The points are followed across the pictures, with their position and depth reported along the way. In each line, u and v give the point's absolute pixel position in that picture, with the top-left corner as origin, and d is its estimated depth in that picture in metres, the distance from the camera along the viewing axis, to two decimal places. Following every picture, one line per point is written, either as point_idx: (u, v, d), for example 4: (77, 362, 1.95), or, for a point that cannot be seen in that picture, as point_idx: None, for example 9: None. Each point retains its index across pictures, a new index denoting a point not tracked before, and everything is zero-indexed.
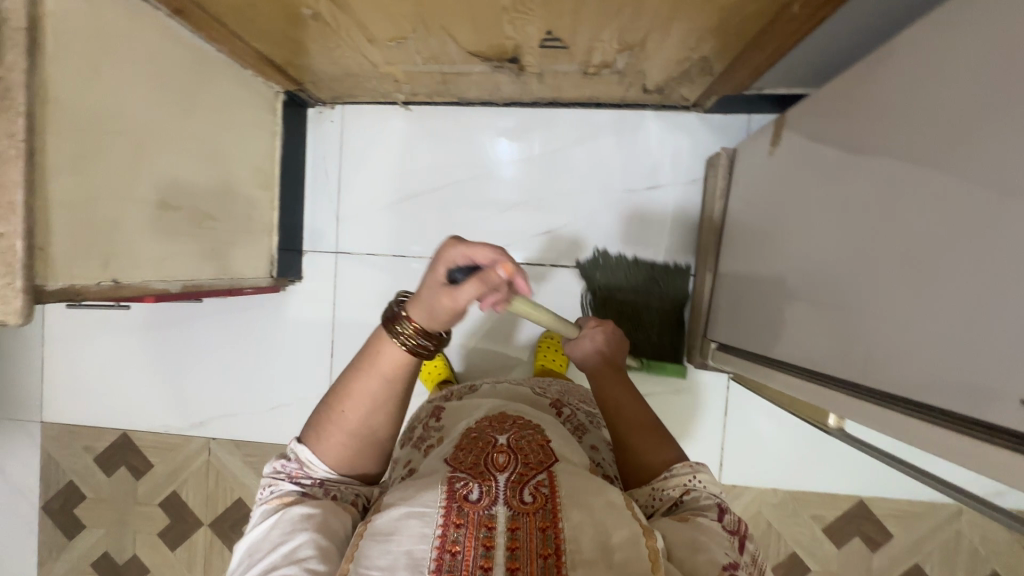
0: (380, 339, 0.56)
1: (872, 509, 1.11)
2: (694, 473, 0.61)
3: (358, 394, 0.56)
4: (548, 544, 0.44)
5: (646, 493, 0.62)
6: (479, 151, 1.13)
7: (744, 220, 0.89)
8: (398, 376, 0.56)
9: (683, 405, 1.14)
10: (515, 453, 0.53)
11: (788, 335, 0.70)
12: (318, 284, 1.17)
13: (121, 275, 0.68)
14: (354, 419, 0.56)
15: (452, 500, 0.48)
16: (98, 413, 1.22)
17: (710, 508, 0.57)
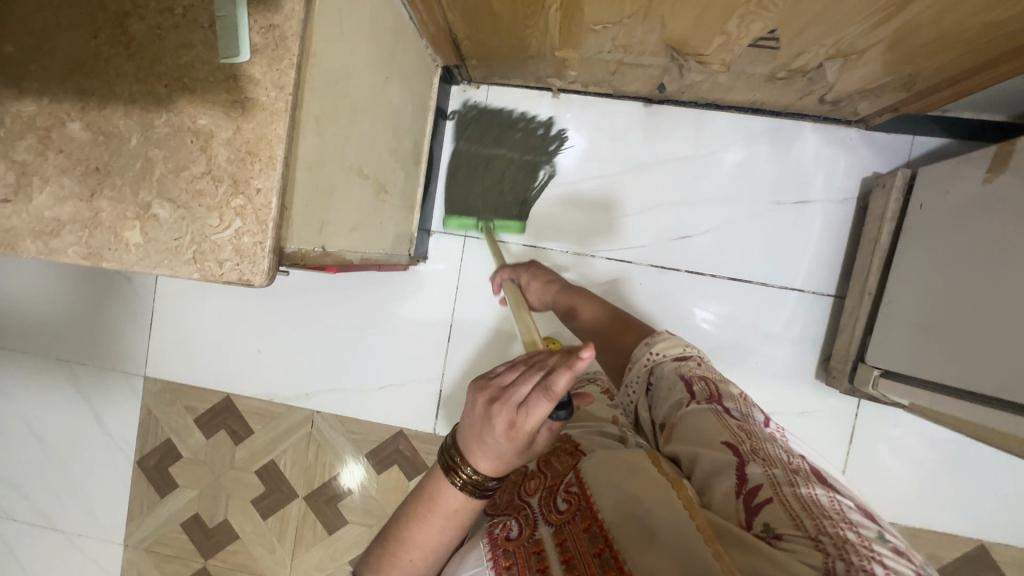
0: (439, 490, 0.58)
1: (992, 553, 1.07)
2: (649, 348, 0.70)
3: (416, 543, 0.59)
4: (597, 542, 0.49)
5: (625, 392, 0.71)
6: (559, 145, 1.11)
7: (927, 248, 0.86)
8: (458, 525, 0.59)
9: (807, 428, 1.09)
10: (544, 474, 0.63)
11: (1015, 372, 0.67)
12: (442, 266, 1.14)
13: (327, 242, 0.65)
14: (416, 562, 0.60)
15: (497, 546, 0.56)
16: (203, 373, 1.20)
17: (681, 388, 0.61)
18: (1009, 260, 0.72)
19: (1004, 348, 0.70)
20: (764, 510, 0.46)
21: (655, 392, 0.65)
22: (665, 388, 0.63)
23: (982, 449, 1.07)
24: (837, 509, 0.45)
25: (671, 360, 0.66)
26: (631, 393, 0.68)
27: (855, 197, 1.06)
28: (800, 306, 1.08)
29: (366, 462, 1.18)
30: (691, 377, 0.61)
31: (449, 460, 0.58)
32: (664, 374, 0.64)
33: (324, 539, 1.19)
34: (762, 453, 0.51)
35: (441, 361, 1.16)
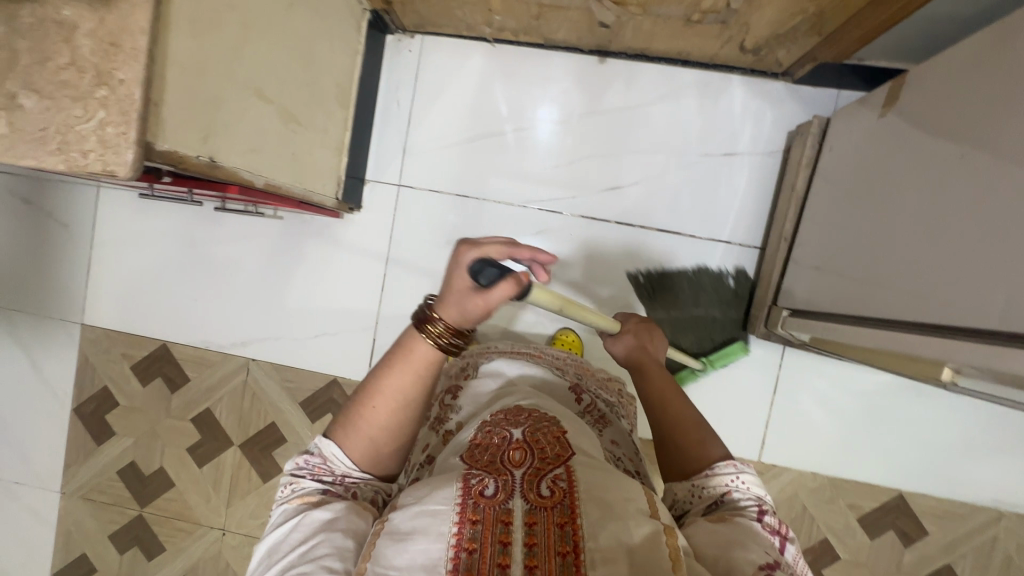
0: (412, 338, 0.58)
1: (910, 504, 1.10)
2: (736, 472, 0.61)
3: (383, 393, 0.58)
4: (566, 542, 0.44)
5: (685, 488, 0.63)
6: (528, 118, 1.11)
7: (834, 187, 0.87)
8: (428, 378, 0.58)
9: (733, 379, 1.11)
10: (531, 449, 0.53)
11: (886, 292, 0.69)
12: (378, 215, 1.15)
13: (217, 155, 0.66)
14: (382, 416, 0.59)
15: (468, 496, 0.48)
16: (140, 321, 1.21)
17: (750, 509, 0.57)
18: (890, 188, 0.73)
19: (879, 271, 0.71)
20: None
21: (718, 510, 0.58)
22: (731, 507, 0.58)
23: (903, 402, 1.09)
24: None
25: (753, 494, 0.59)
26: (685, 490, 0.62)
27: (781, 150, 1.07)
28: (726, 258, 1.09)
29: (301, 411, 1.18)
30: (764, 505, 0.57)
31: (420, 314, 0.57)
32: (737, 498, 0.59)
33: (259, 487, 1.20)
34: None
35: (376, 310, 1.16)
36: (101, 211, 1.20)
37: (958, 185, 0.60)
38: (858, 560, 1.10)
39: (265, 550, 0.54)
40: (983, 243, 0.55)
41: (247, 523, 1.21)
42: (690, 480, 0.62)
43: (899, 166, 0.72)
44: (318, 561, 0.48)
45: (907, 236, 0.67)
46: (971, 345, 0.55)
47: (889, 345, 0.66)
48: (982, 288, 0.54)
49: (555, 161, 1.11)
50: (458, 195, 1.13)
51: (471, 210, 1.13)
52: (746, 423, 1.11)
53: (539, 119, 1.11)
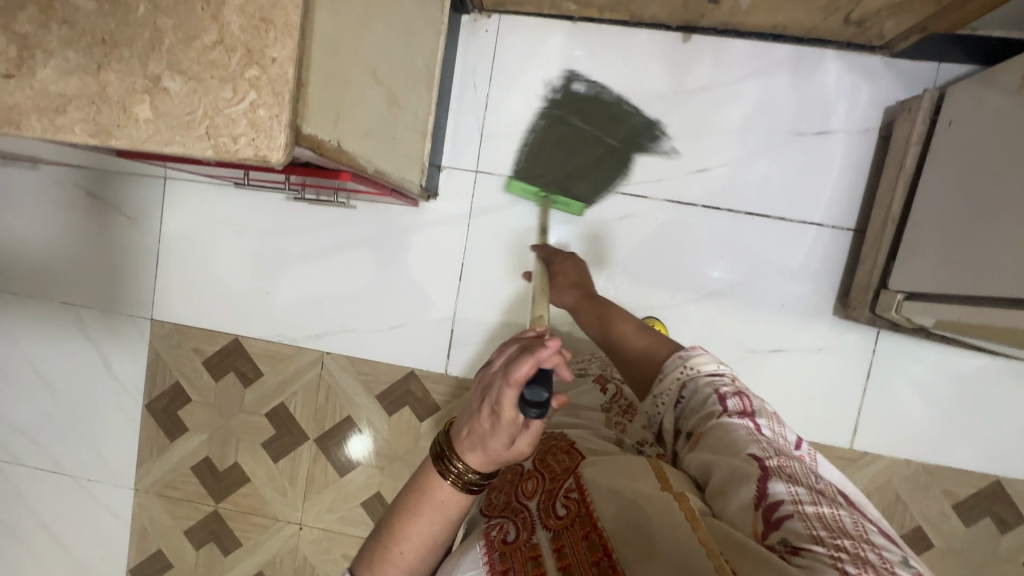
0: (437, 482, 0.56)
1: (1008, 490, 1.07)
2: (683, 362, 0.70)
3: (413, 538, 0.56)
4: (596, 549, 0.49)
5: (652, 403, 0.71)
6: (550, 101, 1.08)
7: (956, 167, 0.83)
8: (455, 517, 0.57)
9: (824, 365, 1.08)
10: (542, 474, 0.63)
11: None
12: (454, 202, 1.12)
13: (344, 139, 0.62)
14: (411, 559, 0.57)
15: (493, 549, 0.53)
16: (211, 315, 1.19)
17: (713, 401, 0.63)
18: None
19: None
20: (784, 525, 0.46)
21: (685, 405, 0.66)
22: (698, 401, 0.65)
23: (1001, 385, 1.06)
24: (857, 528, 0.46)
25: (705, 374, 0.67)
26: (659, 404, 0.69)
27: (876, 127, 1.03)
28: (818, 240, 1.06)
29: (377, 403, 1.17)
30: (721, 389, 0.63)
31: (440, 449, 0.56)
32: (698, 390, 0.66)
33: (335, 481, 1.19)
34: (787, 470, 0.52)
35: (454, 299, 1.14)
36: (168, 204, 1.18)
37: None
38: (953, 547, 1.08)
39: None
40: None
41: (324, 517, 1.19)
42: (653, 393, 0.72)
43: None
44: None
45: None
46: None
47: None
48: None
49: (639, 143, 1.08)
50: (537, 180, 1.10)
51: (552, 195, 1.10)
52: (838, 409, 1.08)
53: (566, 105, 1.08)
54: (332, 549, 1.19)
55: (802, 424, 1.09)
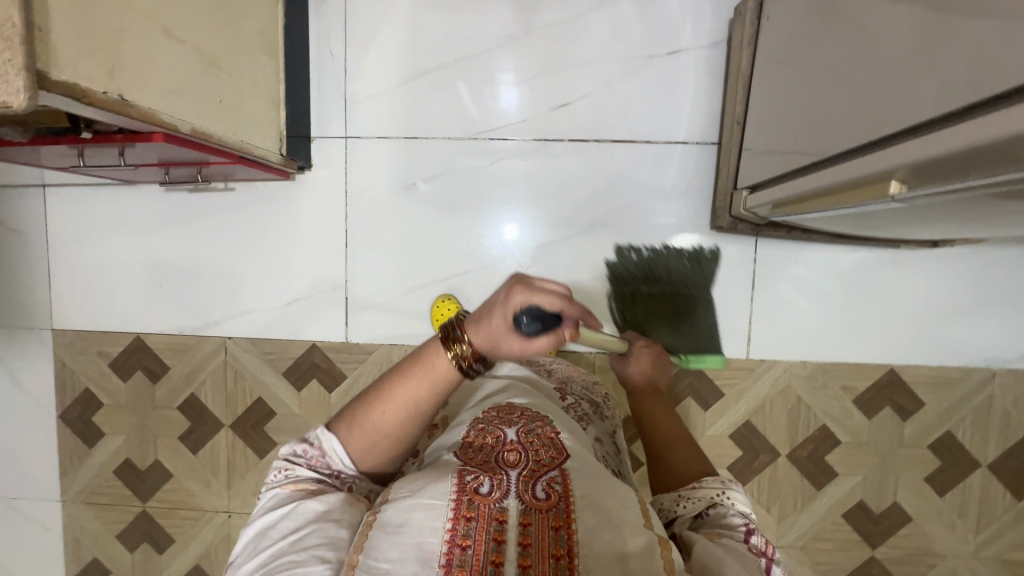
0: (431, 350, 0.59)
1: (904, 378, 1.09)
2: (726, 488, 0.64)
3: (394, 400, 0.60)
4: (560, 545, 0.49)
5: (673, 499, 0.66)
6: (414, 57, 1.09)
7: (778, 59, 0.85)
8: (438, 390, 0.60)
9: (710, 280, 1.10)
10: (525, 450, 0.58)
11: (829, 138, 0.68)
12: (330, 170, 1.13)
13: (126, 91, 0.63)
14: (387, 420, 0.61)
15: (464, 493, 0.53)
16: (110, 317, 1.19)
17: (739, 530, 0.59)
18: (826, 38, 0.70)
19: (823, 126, 0.70)
20: None
21: (704, 522, 0.61)
22: (720, 521, 0.60)
23: (881, 276, 1.08)
24: None
25: (740, 513, 0.62)
26: (680, 506, 0.64)
27: (723, 39, 1.05)
28: (686, 157, 1.07)
29: (284, 381, 1.17)
30: (753, 526, 0.59)
31: (452, 330, 0.59)
32: (727, 517, 0.61)
33: (257, 464, 1.19)
34: None
35: (342, 266, 1.15)
36: (50, 211, 1.18)
37: (882, 3, 0.58)
38: (860, 441, 1.11)
39: (255, 531, 0.57)
40: (910, 52, 0.53)
41: (251, 501, 1.20)
42: (677, 491, 0.66)
43: (831, 14, 0.69)
44: (309, 551, 0.52)
45: (845, 80, 0.65)
46: (887, 151, 0.54)
47: (827, 183, 0.66)
48: (910, 92, 0.53)
49: (517, 91, 1.09)
50: (407, 137, 1.11)
51: (425, 150, 1.11)
52: (729, 320, 1.10)
53: (504, 99, 1.09)
54: None
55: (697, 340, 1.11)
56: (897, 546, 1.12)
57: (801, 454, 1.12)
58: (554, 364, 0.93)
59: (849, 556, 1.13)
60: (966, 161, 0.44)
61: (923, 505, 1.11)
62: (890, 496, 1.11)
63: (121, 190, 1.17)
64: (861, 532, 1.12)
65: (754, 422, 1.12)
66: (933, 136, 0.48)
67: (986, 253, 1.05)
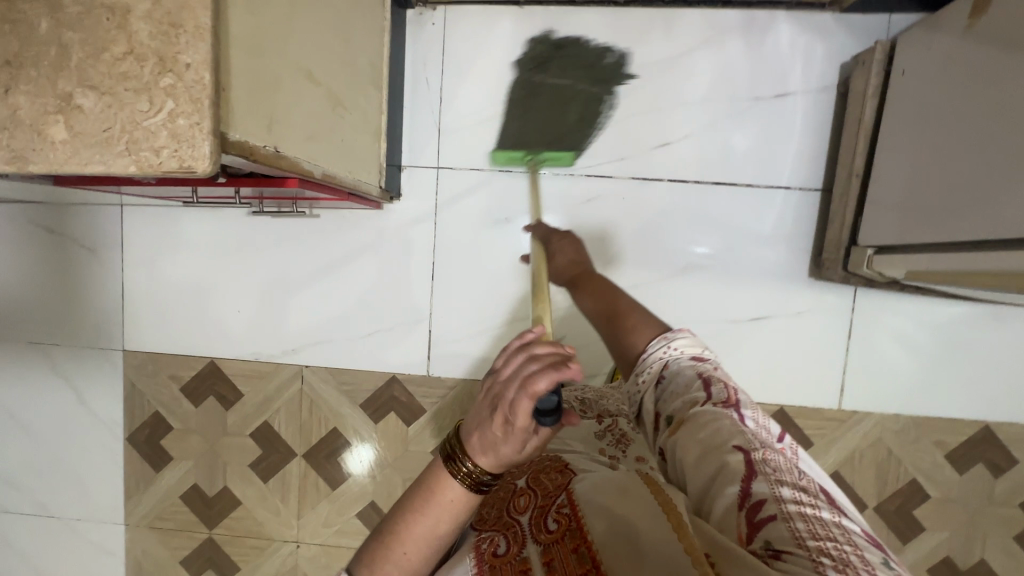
0: (442, 478, 0.55)
1: (998, 434, 1.07)
2: (667, 343, 0.67)
3: (418, 535, 0.55)
4: (583, 563, 0.49)
5: (633, 381, 0.68)
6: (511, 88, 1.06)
7: (912, 118, 0.83)
8: (460, 513, 0.56)
9: (805, 328, 1.07)
10: (534, 490, 0.62)
11: (994, 219, 0.65)
12: (418, 201, 1.10)
13: (280, 143, 0.60)
14: (415, 557, 0.55)
15: (483, 561, 0.56)
16: (184, 340, 1.16)
17: (697, 386, 0.59)
18: (986, 115, 0.68)
19: (979, 202, 0.68)
20: (767, 527, 0.44)
21: (666, 388, 0.62)
22: (679, 385, 0.61)
23: (981, 330, 1.06)
24: (837, 524, 0.44)
25: (687, 359, 0.64)
26: (639, 385, 0.66)
27: (834, 84, 1.02)
28: (788, 203, 1.05)
29: (361, 412, 1.15)
30: (709, 377, 0.59)
31: (449, 448, 0.55)
32: (679, 372, 0.62)
33: (328, 494, 1.17)
34: (772, 463, 0.50)
35: (428, 297, 1.12)
36: (126, 230, 1.15)
37: None
38: (949, 497, 1.09)
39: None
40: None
41: (320, 531, 1.18)
42: (635, 372, 0.68)
43: (994, 90, 0.67)
44: None
45: (1016, 164, 0.62)
46: None
47: (1003, 267, 0.63)
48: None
49: None
50: (500, 170, 1.09)
51: (516, 184, 1.09)
52: (823, 369, 1.08)
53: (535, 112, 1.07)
54: (332, 564, 1.18)
55: (789, 389, 1.09)
56: None
57: (888, 507, 1.10)
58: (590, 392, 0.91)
59: None
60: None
61: (1011, 564, 1.09)
62: (978, 554, 1.09)
63: (201, 212, 1.14)
64: None
65: (841, 473, 1.10)
66: None
67: None
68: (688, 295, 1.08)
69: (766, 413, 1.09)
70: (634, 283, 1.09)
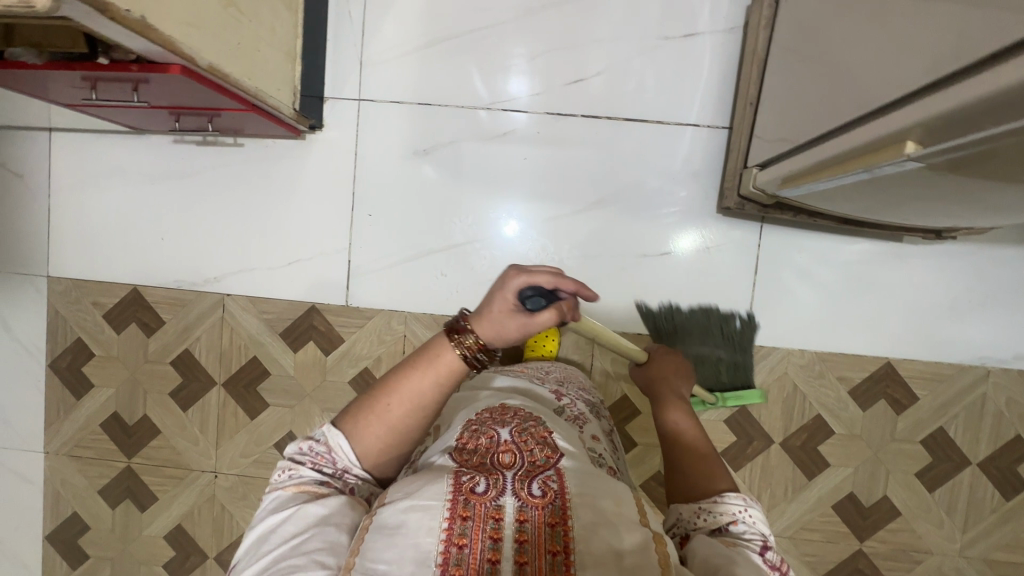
0: (440, 345, 0.62)
1: (899, 371, 1.10)
2: (747, 507, 0.63)
3: (402, 395, 0.61)
4: (556, 542, 0.48)
5: (693, 513, 0.64)
6: (431, 24, 1.10)
7: (789, 38, 0.86)
8: (445, 385, 0.62)
9: (714, 265, 1.10)
10: (520, 450, 0.57)
11: (836, 111, 0.70)
12: (340, 131, 1.13)
13: (147, 13, 0.63)
14: (396, 415, 0.61)
15: (459, 493, 0.52)
16: (107, 265, 1.18)
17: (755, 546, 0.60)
18: (830, 20, 0.72)
19: (829, 101, 0.72)
20: None
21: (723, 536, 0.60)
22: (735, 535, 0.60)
23: (883, 268, 1.09)
24: None
25: (759, 534, 0.61)
26: (699, 520, 0.63)
27: (740, 25, 1.06)
28: (697, 140, 1.08)
29: (281, 341, 1.16)
30: (769, 546, 0.60)
31: (454, 325, 0.63)
32: (744, 532, 0.61)
33: (247, 424, 1.18)
34: None
35: (348, 226, 1.14)
36: (53, 155, 1.17)
37: None
38: (852, 434, 1.11)
39: (255, 536, 0.56)
40: (905, 31, 0.55)
41: (238, 462, 1.19)
42: (699, 505, 0.64)
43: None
44: (310, 555, 0.51)
45: (849, 57, 0.66)
46: (898, 114, 0.55)
47: (841, 152, 0.68)
48: (905, 66, 0.55)
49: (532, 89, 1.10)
50: (420, 104, 1.11)
51: (434, 118, 1.12)
52: (731, 304, 1.10)
53: (513, 94, 1.10)
54: (248, 494, 1.19)
55: None
56: (883, 540, 1.12)
57: (793, 443, 1.12)
58: (552, 370, 0.94)
59: (835, 548, 1.13)
60: (968, 119, 0.46)
61: (912, 500, 1.11)
62: (880, 490, 1.12)
63: (128, 139, 1.16)
64: (848, 524, 1.12)
65: (749, 408, 1.12)
66: (943, 93, 0.49)
67: (985, 251, 1.07)
68: (597, 228, 1.11)
69: None
70: (550, 216, 1.11)
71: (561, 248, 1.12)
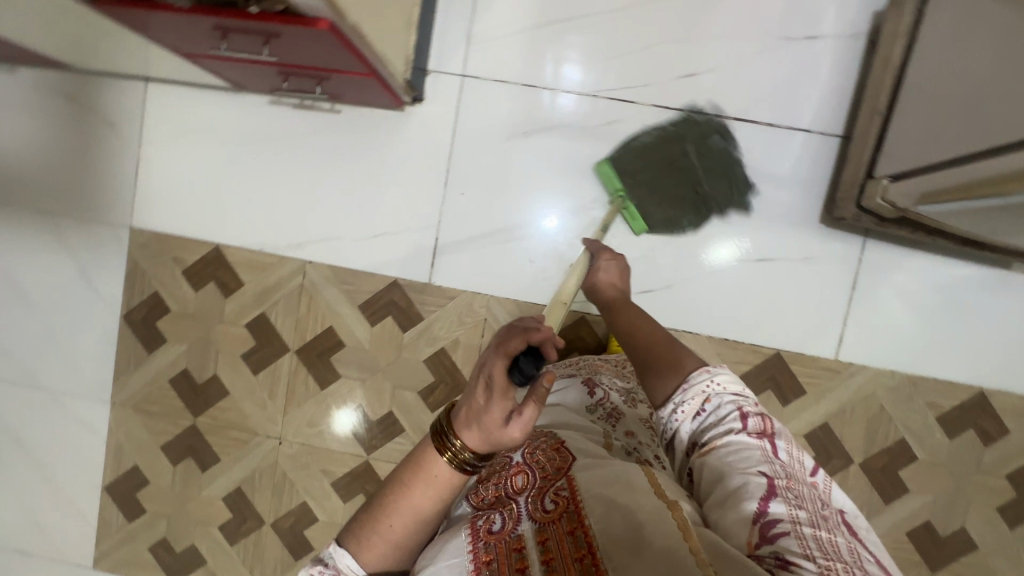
0: (431, 456, 0.56)
1: (992, 402, 1.07)
2: (710, 377, 0.66)
3: (404, 508, 0.56)
4: (580, 546, 0.49)
5: (668, 409, 0.67)
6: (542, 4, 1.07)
7: (940, 46, 0.82)
8: (448, 493, 0.57)
9: (810, 278, 1.07)
10: (531, 470, 0.60)
11: (1009, 125, 0.66)
12: (440, 105, 1.10)
13: None
14: (401, 529, 0.56)
15: (478, 537, 0.53)
16: (190, 222, 1.17)
17: (735, 418, 0.60)
18: (1003, 32, 0.68)
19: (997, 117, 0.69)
20: (779, 541, 0.47)
21: (705, 420, 0.63)
22: (716, 418, 0.62)
23: (985, 296, 1.05)
24: (854, 554, 0.47)
25: (734, 395, 0.64)
26: (679, 413, 0.65)
27: (864, 33, 1.03)
28: (806, 146, 1.05)
29: (359, 314, 1.15)
30: (745, 408, 0.61)
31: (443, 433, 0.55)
32: (721, 408, 0.62)
33: (316, 395, 1.17)
34: (795, 491, 0.53)
35: (438, 203, 1.12)
36: (147, 106, 1.16)
37: None
38: (935, 461, 1.08)
39: None
40: None
41: (304, 431, 1.18)
42: (672, 399, 0.67)
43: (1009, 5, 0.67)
44: None
45: None
46: None
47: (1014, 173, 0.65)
48: None
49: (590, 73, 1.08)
50: (524, 84, 1.09)
51: (535, 100, 1.09)
52: (824, 320, 1.08)
53: (564, 79, 1.08)
54: (311, 464, 1.18)
55: (783, 335, 1.09)
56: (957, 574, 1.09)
57: (873, 465, 1.09)
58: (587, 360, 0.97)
59: None
60: None
61: (990, 535, 1.08)
62: (959, 521, 1.09)
63: (223, 97, 1.15)
64: (922, 554, 1.09)
65: (832, 425, 1.09)
66: None
67: None
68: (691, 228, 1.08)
69: (762, 356, 1.09)
70: None
71: (656, 245, 1.09)
